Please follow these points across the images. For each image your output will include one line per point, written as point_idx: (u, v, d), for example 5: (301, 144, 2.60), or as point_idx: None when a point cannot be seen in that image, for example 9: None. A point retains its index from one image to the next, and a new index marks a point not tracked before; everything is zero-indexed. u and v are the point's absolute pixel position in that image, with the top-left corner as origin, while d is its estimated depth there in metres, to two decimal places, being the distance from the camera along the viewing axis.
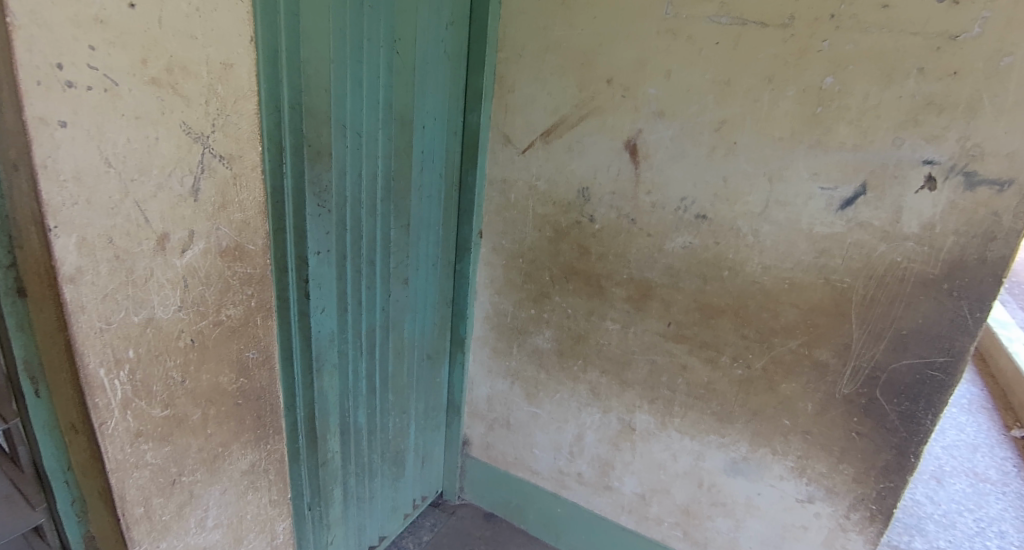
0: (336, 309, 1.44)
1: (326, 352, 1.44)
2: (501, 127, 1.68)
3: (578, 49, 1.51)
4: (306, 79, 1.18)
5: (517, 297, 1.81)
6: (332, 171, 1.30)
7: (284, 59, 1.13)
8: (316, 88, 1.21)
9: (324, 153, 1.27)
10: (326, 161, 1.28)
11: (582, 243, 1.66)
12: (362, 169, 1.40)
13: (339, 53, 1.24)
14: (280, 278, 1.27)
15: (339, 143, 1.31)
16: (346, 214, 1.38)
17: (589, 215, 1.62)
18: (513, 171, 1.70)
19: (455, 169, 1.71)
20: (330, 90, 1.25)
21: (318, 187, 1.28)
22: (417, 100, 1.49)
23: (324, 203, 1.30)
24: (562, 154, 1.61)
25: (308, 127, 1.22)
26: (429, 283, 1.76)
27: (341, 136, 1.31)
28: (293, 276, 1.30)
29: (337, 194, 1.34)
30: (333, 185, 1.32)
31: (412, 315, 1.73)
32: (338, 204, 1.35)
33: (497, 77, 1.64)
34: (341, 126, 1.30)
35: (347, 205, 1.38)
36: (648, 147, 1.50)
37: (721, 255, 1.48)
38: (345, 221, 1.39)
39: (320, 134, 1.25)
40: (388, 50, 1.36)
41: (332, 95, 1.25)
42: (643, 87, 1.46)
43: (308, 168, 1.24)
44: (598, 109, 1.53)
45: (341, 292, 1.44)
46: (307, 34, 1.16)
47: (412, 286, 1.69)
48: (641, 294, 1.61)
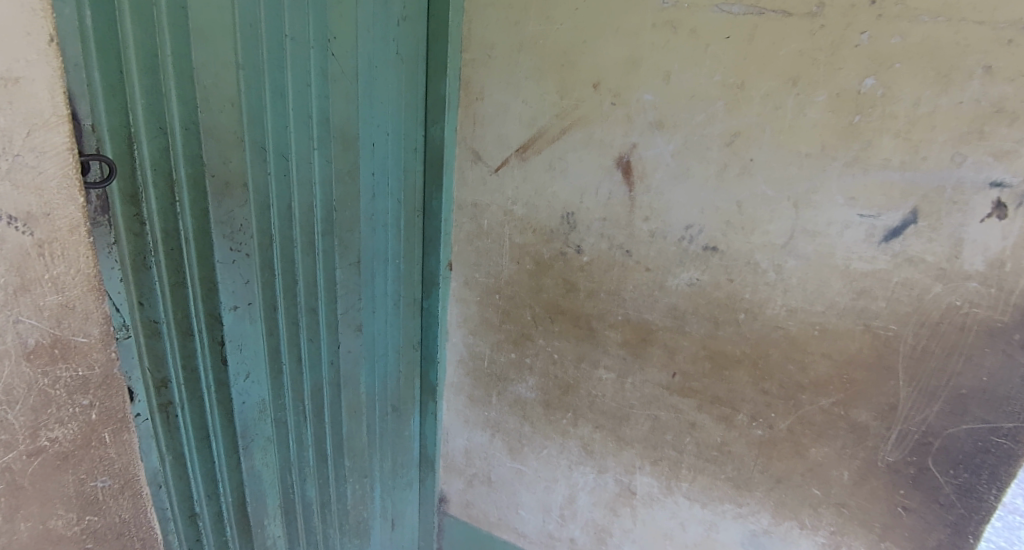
0: (267, 372, 1.17)
1: (256, 424, 1.17)
2: (469, 142, 1.41)
3: (557, 48, 1.25)
4: (203, 92, 0.92)
5: (494, 340, 1.55)
6: (251, 205, 1.04)
7: (168, 65, 0.86)
8: (220, 101, 0.94)
9: (237, 183, 1.00)
10: (240, 194, 1.01)
11: (568, 278, 1.39)
12: (293, 201, 1.13)
13: (251, 57, 0.97)
14: (185, 344, 1.00)
15: (258, 170, 1.04)
16: (274, 257, 1.12)
17: (575, 246, 1.36)
18: (485, 194, 1.43)
19: (417, 192, 1.45)
20: (242, 104, 0.98)
21: (230, 227, 1.01)
22: (365, 113, 1.23)
23: (242, 246, 1.04)
24: (541, 174, 1.35)
25: (211, 152, 0.95)
26: (390, 326, 1.49)
27: (261, 162, 1.04)
28: (201, 340, 1.03)
29: (258, 234, 1.07)
30: (253, 223, 1.05)
31: (370, 366, 1.47)
32: (261, 245, 1.08)
33: (463, 83, 1.38)
34: (260, 150, 1.03)
35: (275, 245, 1.11)
36: (645, 165, 1.24)
37: (735, 295, 1.23)
38: (274, 266, 1.12)
39: (229, 160, 0.98)
40: (321, 51, 1.09)
41: (245, 111, 0.99)
42: (638, 92, 1.20)
43: (214, 204, 0.97)
44: (584, 120, 1.27)
45: (272, 351, 1.18)
46: (201, 33, 0.89)
47: (367, 333, 1.42)
48: (640, 339, 1.35)
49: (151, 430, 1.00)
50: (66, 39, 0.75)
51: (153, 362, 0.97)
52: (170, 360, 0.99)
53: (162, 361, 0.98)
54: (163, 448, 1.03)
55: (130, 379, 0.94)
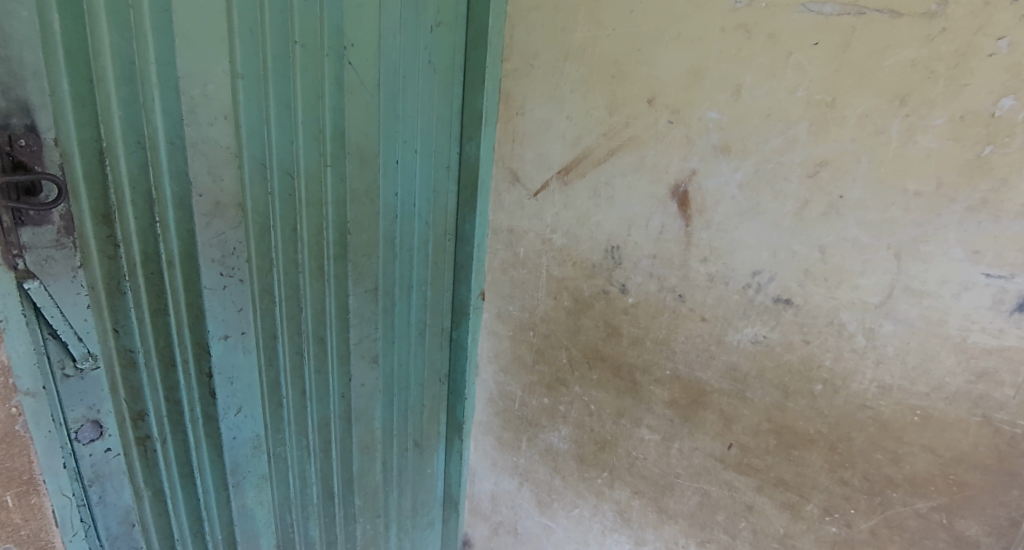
0: (263, 405, 1.08)
1: (248, 461, 1.08)
2: (507, 161, 1.26)
3: (608, 57, 1.08)
4: (191, 103, 0.85)
5: (527, 381, 1.39)
6: (246, 226, 0.96)
7: (151, 74, 0.81)
8: (211, 112, 0.87)
9: (230, 202, 0.92)
10: (233, 214, 0.93)
11: (609, 321, 1.21)
12: (300, 222, 1.03)
13: (250, 64, 0.90)
14: (166, 376, 0.93)
15: (257, 189, 0.95)
16: (275, 283, 1.02)
17: (620, 284, 1.18)
18: (522, 219, 1.28)
19: (449, 214, 1.32)
20: (238, 117, 0.90)
21: (220, 250, 0.93)
22: (386, 128, 1.12)
23: (235, 271, 0.96)
24: (585, 201, 1.18)
25: (199, 169, 0.88)
26: (412, 358, 1.37)
27: (262, 180, 0.96)
28: (184, 371, 0.95)
29: (256, 257, 0.98)
30: (248, 246, 0.97)
31: (387, 400, 1.35)
32: (259, 270, 0.99)
33: (503, 95, 1.24)
34: (260, 167, 0.95)
35: (277, 270, 1.02)
36: (705, 197, 1.03)
37: (811, 360, 1.00)
38: (275, 293, 1.03)
39: (221, 177, 0.90)
40: (335, 60, 1.00)
41: (243, 123, 0.91)
42: (700, 110, 1.00)
43: (201, 225, 0.90)
44: (635, 141, 1.08)
45: (271, 383, 1.08)
46: (189, 37, 0.83)
47: (384, 365, 1.31)
48: (690, 400, 1.14)
49: (124, 467, 0.93)
50: (24, 45, 0.72)
51: (129, 394, 0.90)
52: (149, 391, 0.93)
53: (138, 393, 0.91)
54: (140, 483, 0.95)
55: (99, 411, 0.88)
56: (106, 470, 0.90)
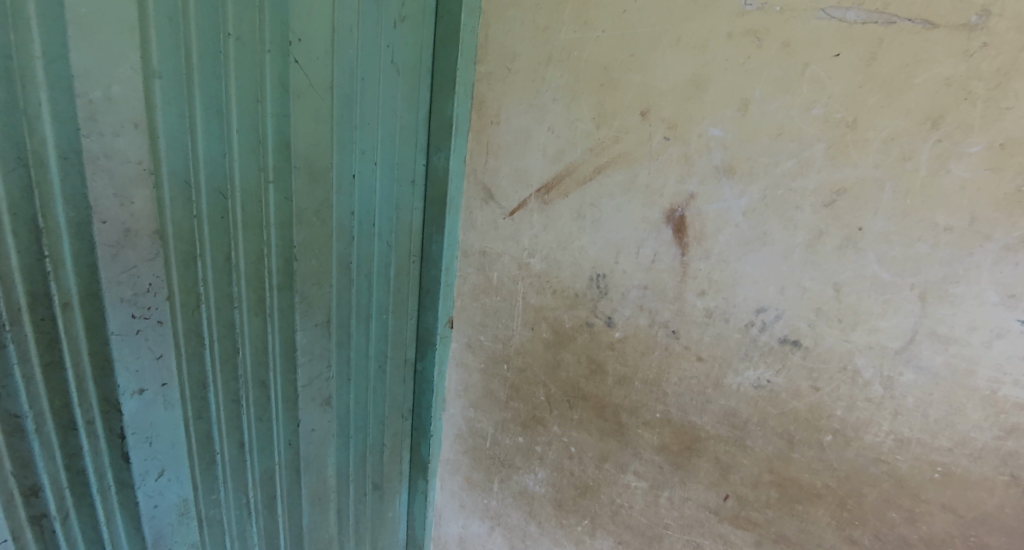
0: (193, 466, 0.92)
1: (174, 531, 0.92)
2: (479, 176, 1.12)
3: (597, 62, 0.96)
4: (91, 108, 0.68)
5: (499, 418, 1.26)
6: (165, 256, 0.79)
7: (36, 72, 0.65)
8: (117, 119, 0.70)
9: (144, 229, 0.76)
10: (149, 243, 0.77)
11: (593, 356, 1.09)
12: (234, 249, 0.87)
13: (169, 61, 0.74)
14: (64, 441, 0.78)
15: (179, 212, 0.79)
16: (204, 322, 0.87)
17: (606, 317, 1.05)
18: (496, 241, 1.14)
19: (415, 234, 1.17)
20: (153, 125, 0.74)
21: (132, 287, 0.77)
22: (341, 138, 0.97)
23: (151, 312, 0.79)
24: (567, 223, 1.05)
25: (102, 189, 0.71)
26: (369, 394, 1.22)
27: (186, 201, 0.80)
28: (88, 434, 0.79)
29: (179, 293, 0.83)
30: (169, 281, 0.81)
31: (342, 443, 1.20)
32: (182, 308, 0.84)
33: (476, 101, 1.10)
34: (184, 185, 0.79)
35: (206, 306, 0.87)
36: (705, 223, 0.92)
37: (821, 409, 0.90)
38: (203, 333, 0.87)
39: (131, 200, 0.74)
40: (279, 57, 0.84)
41: (161, 133, 0.75)
42: (701, 126, 0.90)
43: (106, 258, 0.73)
44: (625, 158, 0.97)
45: (202, 439, 0.93)
46: (87, 26, 0.66)
47: (338, 404, 1.15)
48: (682, 446, 1.03)
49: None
50: None
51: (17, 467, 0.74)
52: (43, 461, 0.76)
53: (29, 465, 0.75)
54: None
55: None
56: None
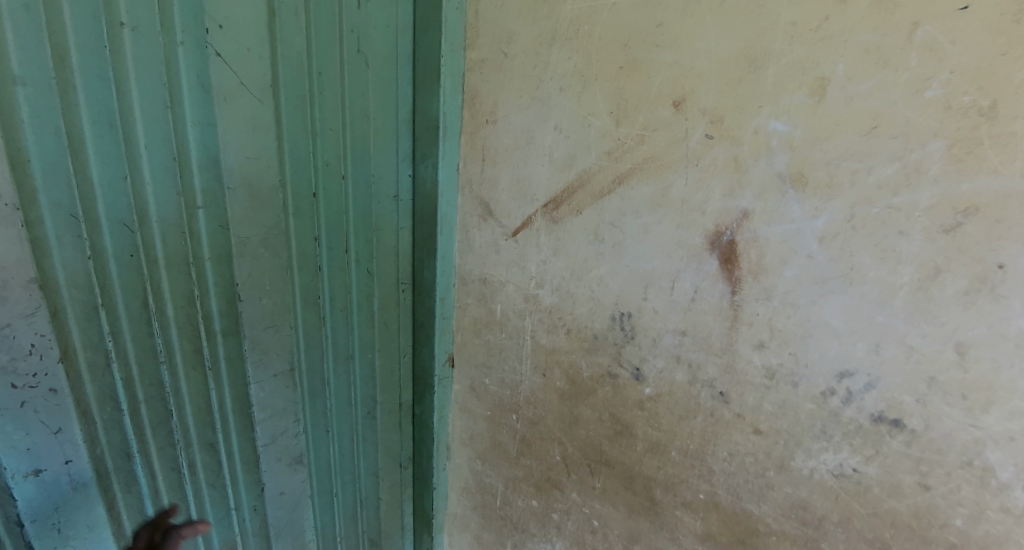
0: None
1: None
2: (476, 188, 0.91)
3: (614, 38, 0.73)
4: None
5: (510, 475, 1.05)
6: (54, 308, 0.63)
7: None
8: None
9: (17, 278, 0.59)
10: (24, 294, 0.59)
11: (618, 416, 0.86)
12: (153, 291, 0.70)
13: (33, 61, 0.56)
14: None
15: (69, 252, 0.63)
16: (118, 383, 0.70)
17: (633, 368, 0.82)
18: (497, 267, 0.92)
19: (403, 257, 0.98)
20: (17, 146, 0.57)
21: (8, 352, 0.59)
22: (293, 150, 0.78)
23: (39, 380, 0.62)
24: (582, 247, 0.82)
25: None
26: (356, 444, 1.04)
27: (77, 239, 0.63)
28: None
29: (82, 352, 0.66)
30: (64, 339, 0.64)
31: (324, 502, 1.02)
32: (89, 369, 0.67)
33: (467, 96, 0.88)
34: (71, 220, 0.62)
35: (120, 364, 0.70)
36: (763, 252, 0.68)
37: (928, 513, 0.66)
38: (121, 397, 0.71)
39: None
40: (195, 50, 0.65)
41: (31, 155, 0.58)
42: (757, 118, 0.65)
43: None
44: (653, 163, 0.73)
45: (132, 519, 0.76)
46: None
47: (313, 459, 0.97)
48: (733, 538, 0.79)
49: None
50: None
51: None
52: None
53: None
54: None
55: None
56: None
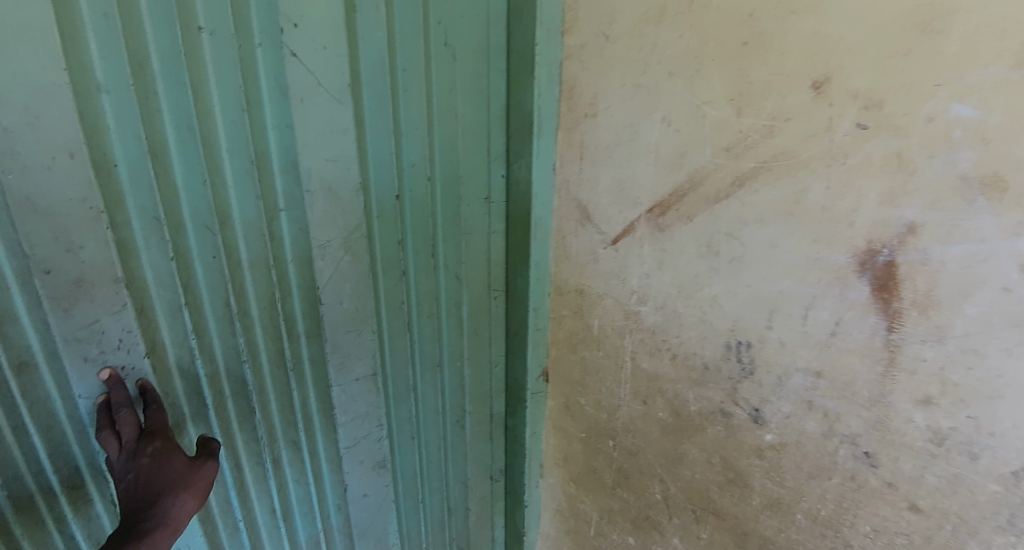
0: (210, 534, 0.80)
1: None
2: (573, 189, 0.81)
3: (735, 9, 0.60)
4: (10, 141, 0.53)
5: (605, 505, 0.95)
6: (140, 306, 0.65)
7: None
8: (44, 150, 0.55)
9: (104, 279, 0.62)
10: (110, 294, 0.63)
11: (731, 462, 0.72)
12: (235, 292, 0.71)
13: (113, 68, 0.57)
14: (45, 507, 0.68)
15: (155, 254, 0.65)
16: (203, 380, 0.72)
17: (752, 408, 0.68)
18: (595, 279, 0.82)
19: (495, 263, 0.91)
20: (101, 151, 0.59)
21: (98, 344, 0.64)
22: (376, 151, 0.77)
23: (126, 372, 0.67)
24: (692, 261, 0.70)
25: (39, 231, 0.57)
26: (444, 450, 1.04)
27: (161, 241, 0.64)
28: (70, 501, 0.69)
29: (170, 347, 0.69)
30: (151, 335, 0.67)
31: (410, 506, 1.05)
32: (177, 366, 0.70)
33: (564, 87, 0.79)
34: (155, 222, 0.63)
35: (205, 362, 0.72)
36: (935, 280, 0.53)
37: None
38: (206, 392, 0.73)
39: (80, 245, 0.60)
40: (272, 52, 0.64)
41: (116, 160, 0.60)
42: (931, 104, 0.50)
43: (57, 314, 0.61)
44: (783, 161, 0.59)
45: (219, 506, 0.80)
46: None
47: (398, 464, 1.00)
48: None
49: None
50: None
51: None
52: (28, 532, 0.67)
53: (10, 530, 0.66)
54: None
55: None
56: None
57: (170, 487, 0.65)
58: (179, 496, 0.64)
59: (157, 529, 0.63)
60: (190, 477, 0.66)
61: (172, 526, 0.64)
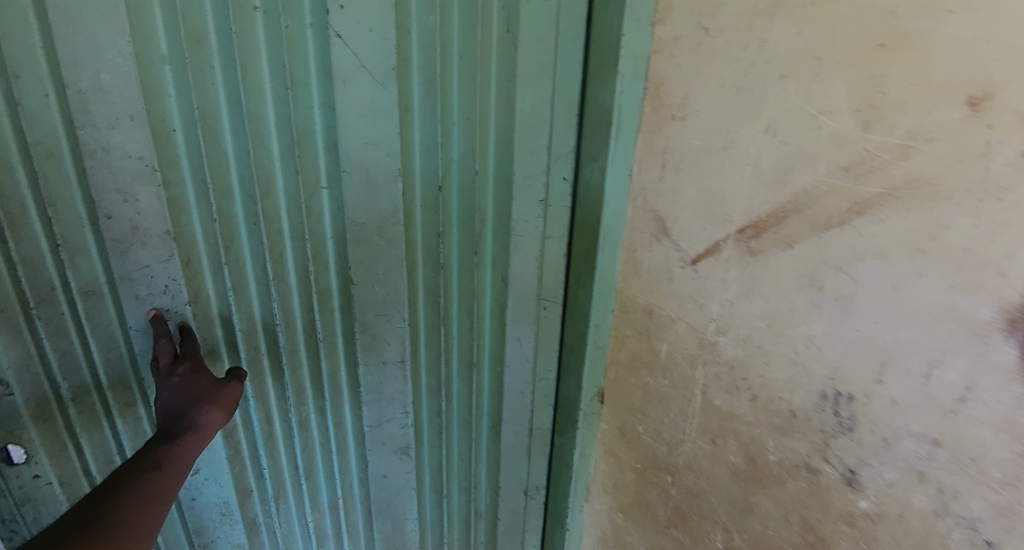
0: (237, 473, 0.85)
1: (217, 526, 0.87)
2: (651, 199, 0.73)
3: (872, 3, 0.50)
4: (82, 100, 0.60)
5: (655, 542, 0.87)
6: (187, 259, 0.70)
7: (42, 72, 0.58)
8: (109, 109, 0.61)
9: (154, 230, 0.67)
10: (161, 243, 0.68)
11: (810, 522, 0.64)
12: (274, 259, 0.75)
13: (174, 39, 0.60)
14: (103, 412, 0.75)
15: (203, 215, 0.69)
16: (238, 333, 0.77)
17: (845, 467, 0.59)
18: (668, 300, 0.74)
19: (555, 272, 0.85)
20: (159, 117, 0.63)
21: (148, 286, 0.70)
22: (421, 137, 0.77)
23: (170, 315, 0.72)
24: (789, 293, 0.61)
25: (104, 183, 0.64)
26: (474, 452, 1.00)
27: (206, 205, 0.68)
28: (121, 414, 0.76)
29: (213, 299, 0.74)
30: (196, 286, 0.72)
31: (433, 498, 1.06)
32: (219, 317, 0.75)
33: (651, 86, 0.70)
34: (203, 186, 0.67)
35: (242, 319, 0.77)
36: None
37: None
38: (241, 346, 0.77)
39: (134, 197, 0.65)
40: (319, 33, 0.66)
41: (173, 125, 0.64)
42: None
43: (116, 254, 0.67)
44: (918, 189, 0.50)
45: (249, 450, 0.85)
46: (65, 7, 0.56)
47: (424, 454, 1.01)
48: None
49: (61, 497, 0.76)
50: None
51: (44, 436, 0.72)
52: (83, 430, 0.75)
53: (70, 423, 0.74)
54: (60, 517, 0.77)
55: (14, 437, 0.70)
56: (39, 495, 0.75)
57: (200, 398, 0.69)
58: (206, 406, 0.68)
59: (187, 433, 0.66)
60: (217, 392, 0.70)
61: (201, 432, 0.67)
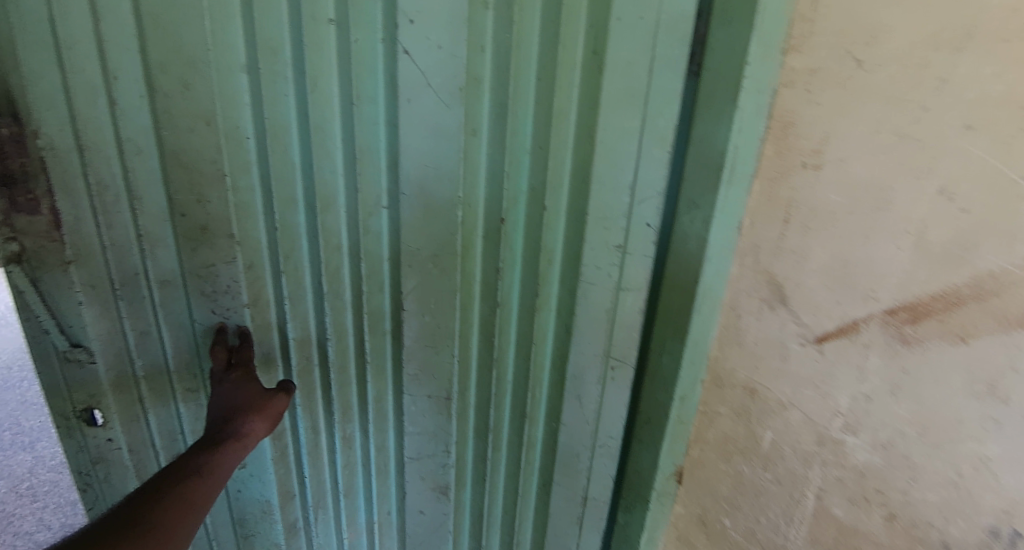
0: (282, 475, 0.83)
1: (256, 521, 0.86)
2: (765, 259, 0.61)
3: None
4: (163, 102, 0.57)
5: None
6: (250, 262, 0.67)
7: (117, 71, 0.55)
8: (188, 115, 0.58)
9: (221, 232, 0.64)
10: (225, 244, 0.65)
11: None
12: (330, 275, 0.69)
13: (252, 47, 0.56)
14: (171, 394, 0.73)
15: (266, 223, 0.65)
16: (292, 342, 0.73)
17: None
18: (778, 382, 0.62)
19: (630, 327, 0.71)
20: (232, 123, 0.59)
21: (212, 285, 0.67)
22: (488, 165, 0.65)
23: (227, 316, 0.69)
24: (955, 399, 0.49)
25: (179, 180, 0.61)
26: (519, 505, 0.88)
27: (269, 214, 0.65)
28: (186, 398, 0.74)
29: (272, 304, 0.70)
30: (257, 288, 0.68)
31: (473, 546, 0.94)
32: (276, 324, 0.72)
33: (778, 123, 0.57)
34: (268, 195, 0.63)
35: (296, 326, 0.72)
36: None
37: None
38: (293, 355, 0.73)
39: (206, 198, 0.62)
40: (387, 50, 0.58)
41: (247, 132, 0.60)
42: None
43: (184, 250, 0.65)
44: None
45: (294, 455, 0.82)
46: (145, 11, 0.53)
47: (465, 498, 0.89)
48: None
49: (129, 463, 0.76)
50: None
51: (121, 405, 0.72)
52: (153, 406, 0.73)
53: (141, 401, 0.73)
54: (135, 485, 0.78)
55: (95, 401, 0.71)
56: (110, 456, 0.75)
57: (245, 405, 0.66)
58: (247, 415, 0.65)
59: (228, 440, 0.63)
60: (262, 401, 0.67)
61: (243, 442, 0.64)
